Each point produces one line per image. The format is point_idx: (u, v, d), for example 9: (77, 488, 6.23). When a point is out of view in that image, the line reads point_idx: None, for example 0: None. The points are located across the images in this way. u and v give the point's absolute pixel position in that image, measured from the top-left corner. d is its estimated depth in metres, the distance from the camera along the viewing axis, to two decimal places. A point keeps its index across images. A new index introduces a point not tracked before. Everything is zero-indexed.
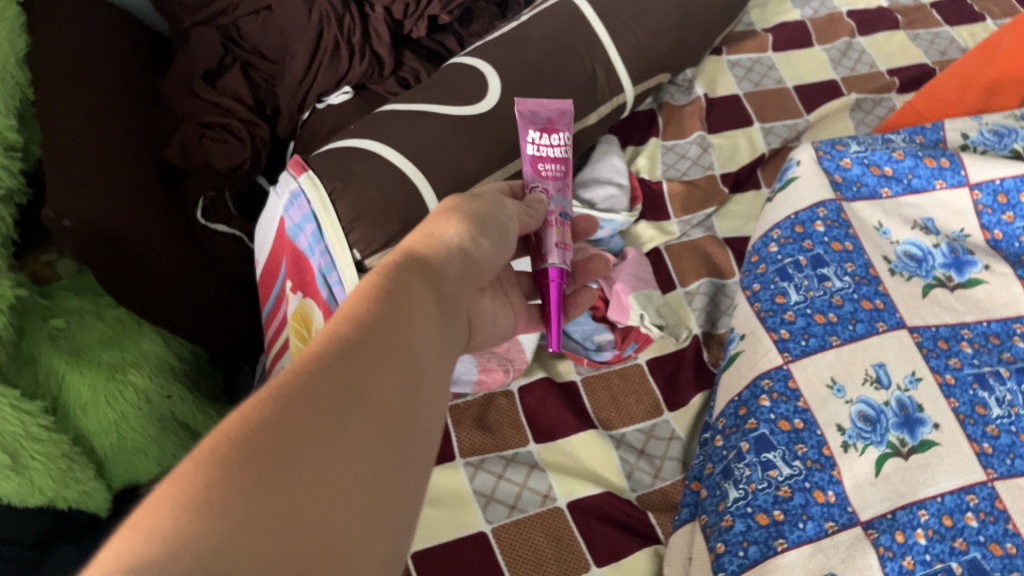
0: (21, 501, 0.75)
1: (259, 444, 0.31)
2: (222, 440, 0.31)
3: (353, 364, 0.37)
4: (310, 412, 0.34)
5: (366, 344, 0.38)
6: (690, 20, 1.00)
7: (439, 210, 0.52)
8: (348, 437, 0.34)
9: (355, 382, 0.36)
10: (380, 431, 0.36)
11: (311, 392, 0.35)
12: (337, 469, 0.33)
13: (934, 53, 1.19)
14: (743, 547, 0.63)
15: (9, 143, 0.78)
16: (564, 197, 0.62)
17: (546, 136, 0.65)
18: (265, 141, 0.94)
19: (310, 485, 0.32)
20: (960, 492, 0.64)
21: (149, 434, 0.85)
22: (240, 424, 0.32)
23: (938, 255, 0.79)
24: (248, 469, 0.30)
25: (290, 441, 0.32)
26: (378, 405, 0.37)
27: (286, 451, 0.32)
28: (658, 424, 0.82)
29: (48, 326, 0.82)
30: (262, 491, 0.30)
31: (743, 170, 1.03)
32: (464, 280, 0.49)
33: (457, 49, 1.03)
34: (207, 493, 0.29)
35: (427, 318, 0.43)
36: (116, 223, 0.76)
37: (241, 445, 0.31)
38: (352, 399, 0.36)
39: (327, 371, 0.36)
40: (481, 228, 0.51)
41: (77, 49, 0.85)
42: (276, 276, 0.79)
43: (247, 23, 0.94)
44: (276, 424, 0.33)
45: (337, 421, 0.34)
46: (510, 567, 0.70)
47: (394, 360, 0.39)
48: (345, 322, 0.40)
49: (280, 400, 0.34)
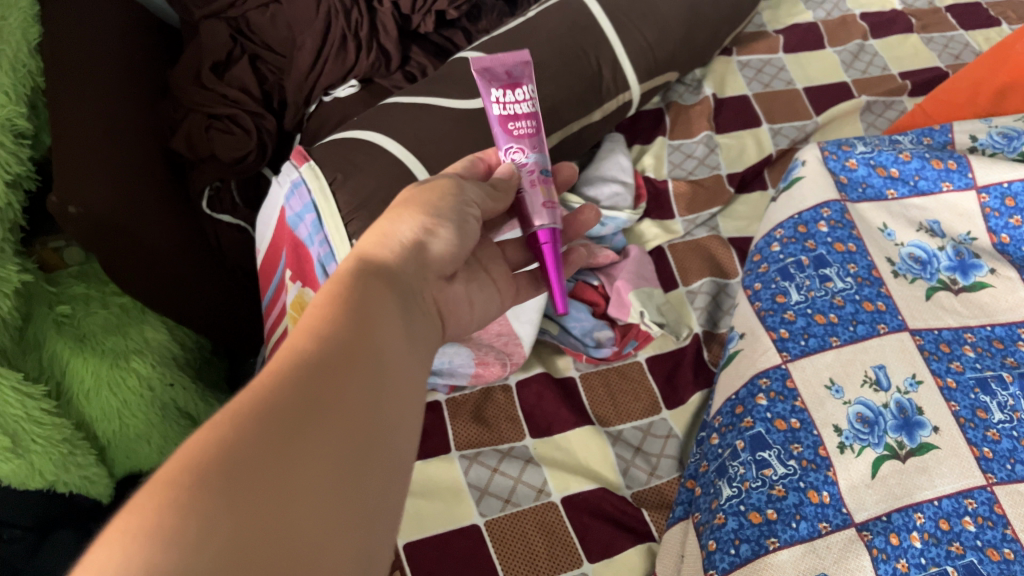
0: (21, 484, 0.75)
1: (218, 465, 0.31)
2: (176, 465, 0.31)
3: (311, 375, 0.37)
4: (267, 425, 0.33)
5: (325, 356, 0.38)
6: (698, 19, 1.00)
7: (393, 206, 0.51)
8: (310, 444, 0.34)
9: (314, 391, 0.36)
10: (345, 435, 0.36)
11: (267, 407, 0.34)
12: (299, 478, 0.32)
13: (948, 57, 1.18)
14: (734, 545, 0.63)
15: (19, 130, 0.79)
16: (541, 152, 0.62)
17: (510, 91, 0.61)
18: (271, 133, 0.94)
19: (270, 497, 0.31)
20: (958, 497, 0.63)
21: (150, 422, 0.86)
22: (193, 448, 0.32)
23: (943, 257, 0.78)
24: (203, 490, 0.30)
25: (247, 456, 0.32)
26: (342, 410, 0.36)
27: (242, 466, 0.31)
28: (655, 422, 0.81)
29: (54, 313, 0.82)
30: (219, 508, 0.30)
31: (750, 170, 1.03)
32: (420, 279, 0.49)
33: (464, 44, 1.04)
34: (158, 521, 0.28)
35: (392, 326, 0.43)
36: (121, 212, 0.77)
37: (193, 468, 0.31)
38: (311, 406, 0.35)
39: (283, 386, 0.36)
40: (434, 211, 0.51)
41: (84, 39, 0.85)
42: (277, 266, 0.80)
43: (257, 16, 0.95)
44: (232, 442, 0.32)
45: (297, 430, 0.34)
46: (501, 560, 0.70)
47: (357, 368, 0.39)
48: (304, 337, 0.39)
49: (235, 418, 0.33)
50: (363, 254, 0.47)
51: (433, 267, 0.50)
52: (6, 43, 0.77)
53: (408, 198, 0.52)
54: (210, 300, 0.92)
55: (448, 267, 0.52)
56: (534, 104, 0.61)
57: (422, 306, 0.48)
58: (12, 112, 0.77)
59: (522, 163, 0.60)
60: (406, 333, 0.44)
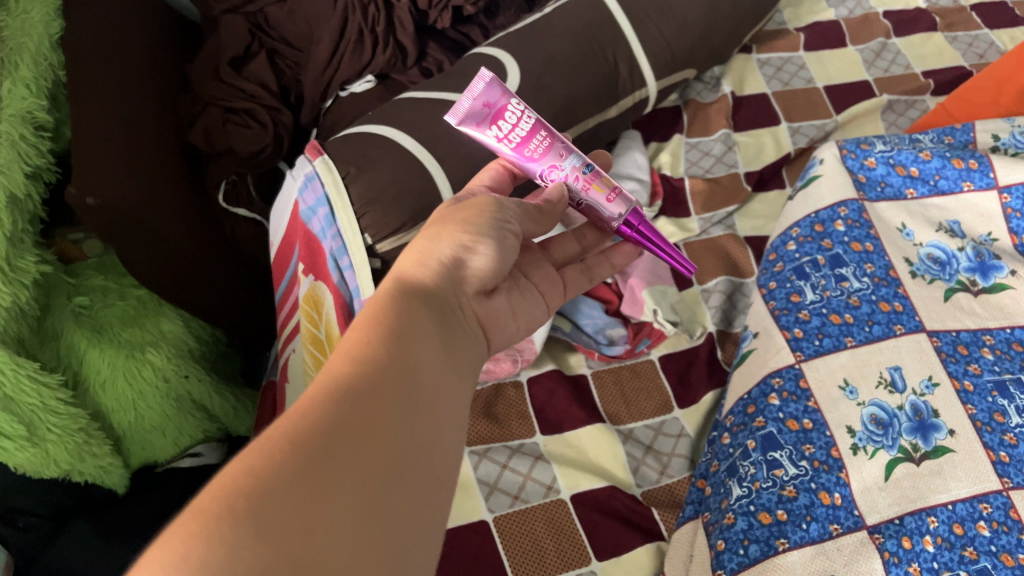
0: (36, 472, 0.76)
1: (254, 486, 0.30)
2: (209, 493, 0.30)
3: (344, 402, 0.36)
4: (299, 450, 0.32)
5: (360, 382, 0.37)
6: (717, 15, 0.99)
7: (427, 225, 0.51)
8: (341, 472, 0.33)
9: (347, 416, 0.35)
10: (375, 461, 0.34)
11: (300, 432, 0.33)
12: (329, 504, 0.31)
13: (972, 56, 1.17)
14: (743, 545, 0.62)
15: (39, 122, 0.80)
16: (570, 150, 0.58)
17: (503, 122, 0.56)
18: (287, 128, 0.95)
19: (302, 523, 0.30)
20: (973, 501, 0.62)
21: (166, 414, 0.87)
22: (228, 472, 0.31)
23: (962, 259, 0.77)
24: (234, 517, 0.29)
25: (280, 483, 0.31)
26: (374, 438, 0.35)
27: (274, 491, 0.30)
28: (667, 421, 0.81)
29: (72, 304, 0.84)
30: (249, 534, 0.28)
31: (768, 169, 1.02)
32: (456, 299, 0.48)
33: (481, 41, 1.04)
34: (187, 550, 0.27)
35: (426, 353, 0.42)
36: (139, 206, 0.78)
37: (228, 493, 0.29)
38: (343, 431, 0.34)
39: (317, 411, 0.35)
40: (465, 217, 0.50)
41: (107, 33, 0.86)
42: (290, 260, 0.80)
43: (274, 11, 0.94)
44: (265, 468, 0.31)
45: (330, 455, 0.33)
46: (509, 556, 0.70)
47: (391, 395, 0.38)
48: (340, 363, 0.39)
49: (267, 445, 0.32)
50: (396, 279, 0.47)
51: (471, 283, 0.49)
52: (28, 36, 0.80)
53: (442, 214, 0.52)
54: (224, 293, 0.93)
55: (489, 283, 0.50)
56: (531, 112, 0.56)
57: (456, 330, 0.47)
58: (33, 105, 0.78)
59: (562, 177, 0.58)
60: (439, 358, 0.43)
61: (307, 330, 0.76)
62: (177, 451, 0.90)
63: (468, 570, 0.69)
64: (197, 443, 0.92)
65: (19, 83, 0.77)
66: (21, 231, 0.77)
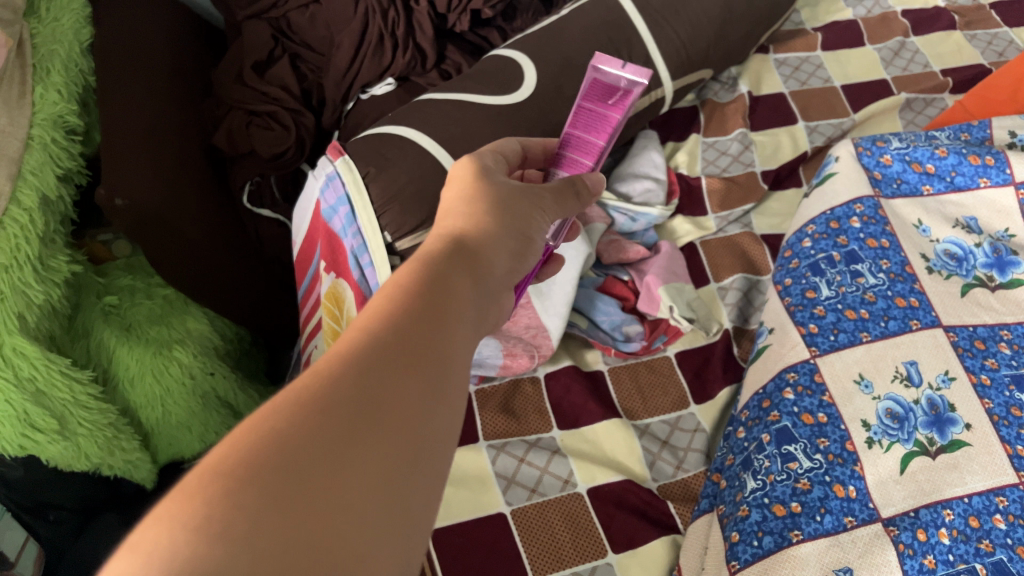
0: (68, 466, 0.78)
1: (264, 461, 0.28)
2: (225, 454, 0.28)
3: (371, 370, 0.34)
4: (318, 423, 0.30)
5: (387, 350, 0.35)
6: (732, 16, 1.00)
7: (460, 198, 0.48)
8: (360, 451, 0.31)
9: (373, 387, 0.33)
10: (399, 440, 0.32)
11: (324, 398, 0.32)
12: (346, 484, 0.29)
13: (991, 53, 1.17)
14: (757, 537, 0.63)
15: (70, 126, 0.83)
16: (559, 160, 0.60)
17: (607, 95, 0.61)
18: (309, 130, 0.97)
19: (317, 502, 0.28)
20: (988, 494, 0.62)
21: (192, 410, 0.89)
22: (239, 441, 0.29)
23: (979, 254, 0.77)
24: (240, 494, 0.27)
25: (296, 455, 0.29)
26: (399, 414, 0.33)
27: (291, 466, 0.28)
28: (684, 416, 0.82)
29: (101, 303, 0.86)
30: (264, 504, 0.27)
31: (785, 168, 1.03)
32: (499, 278, 0.46)
33: (500, 43, 1.05)
34: (209, 512, 0.26)
35: (461, 324, 0.40)
36: (165, 207, 0.80)
37: (249, 461, 0.28)
38: (367, 404, 0.32)
39: (343, 377, 0.33)
40: (484, 196, 0.48)
41: (133, 39, 0.89)
42: (312, 258, 0.82)
43: (296, 16, 0.98)
44: (286, 436, 0.29)
45: (348, 434, 0.31)
46: (527, 547, 0.71)
47: (421, 368, 0.35)
48: (369, 325, 0.36)
49: (284, 415, 0.30)
50: (432, 244, 0.44)
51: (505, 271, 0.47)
52: (59, 43, 0.83)
53: (474, 188, 0.49)
54: (250, 293, 0.95)
55: (518, 275, 0.48)
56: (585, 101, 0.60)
57: (492, 302, 0.44)
58: (65, 110, 0.81)
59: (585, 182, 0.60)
60: (473, 332, 0.41)
61: (329, 327, 0.78)
62: (203, 448, 0.92)
63: (486, 560, 0.70)
64: None
65: (50, 88, 0.80)
66: (52, 231, 0.80)
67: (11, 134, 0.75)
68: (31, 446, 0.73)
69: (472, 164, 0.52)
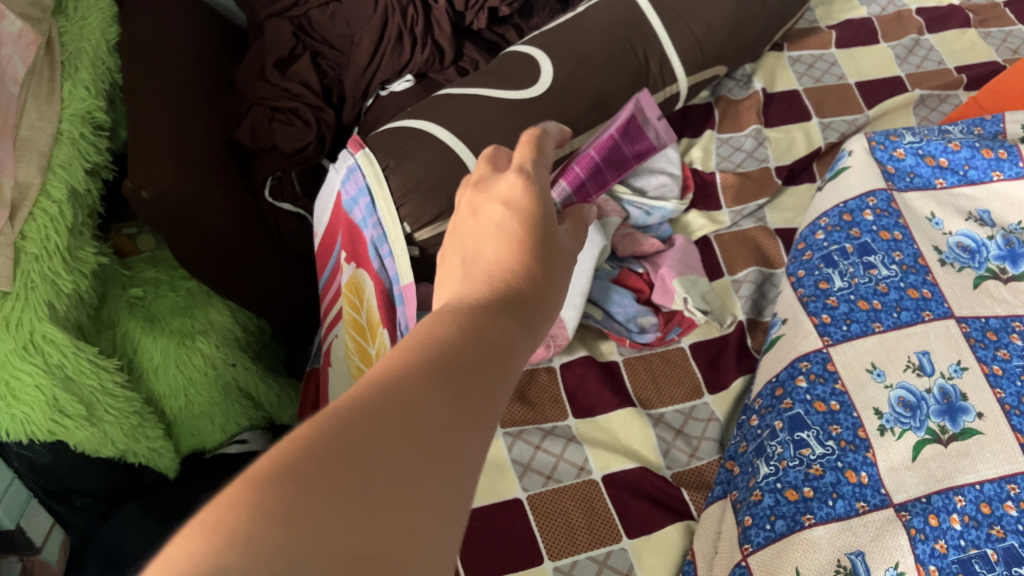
0: (95, 452, 0.79)
1: (315, 466, 0.26)
2: (276, 459, 0.26)
3: (423, 382, 0.32)
4: (376, 439, 0.28)
5: (439, 366, 0.33)
6: (747, 13, 1.01)
7: (512, 203, 0.44)
8: (408, 468, 0.29)
9: (432, 408, 0.31)
10: (451, 459, 0.30)
11: (380, 403, 0.30)
12: (399, 496, 0.27)
13: (1006, 51, 1.17)
14: (769, 521, 0.64)
15: (97, 122, 0.85)
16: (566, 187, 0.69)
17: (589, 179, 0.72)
18: (330, 126, 0.99)
19: (368, 514, 0.26)
20: (1000, 481, 0.63)
21: (213, 400, 0.91)
22: (294, 444, 0.27)
23: (992, 247, 0.77)
24: (294, 488, 0.25)
25: (344, 459, 0.27)
26: (449, 435, 0.31)
27: (345, 467, 0.27)
28: (697, 406, 0.83)
29: (127, 295, 0.88)
30: (315, 497, 0.25)
31: (799, 163, 1.04)
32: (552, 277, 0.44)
33: (516, 41, 1.07)
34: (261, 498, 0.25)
35: (515, 349, 0.38)
36: (192, 201, 0.81)
37: (300, 461, 0.26)
38: (423, 415, 0.30)
39: (397, 384, 0.31)
40: (532, 230, 0.44)
41: (159, 37, 0.91)
42: (333, 249, 0.84)
43: (318, 15, 1.00)
44: (342, 436, 0.28)
45: (404, 452, 0.29)
46: (543, 532, 0.72)
47: (475, 390, 0.33)
48: (426, 343, 0.34)
49: (342, 422, 0.28)
50: (480, 285, 0.41)
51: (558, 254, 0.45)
52: (86, 41, 0.85)
53: (526, 223, 0.44)
54: (272, 285, 0.96)
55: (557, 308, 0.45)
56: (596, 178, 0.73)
57: (542, 336, 0.42)
58: (92, 106, 0.83)
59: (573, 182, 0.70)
60: (525, 362, 0.39)
61: (350, 316, 0.81)
62: (225, 438, 0.94)
63: (501, 545, 0.71)
64: (243, 430, 0.96)
65: (79, 85, 0.82)
66: (81, 223, 0.82)
67: (40, 129, 0.77)
68: (60, 431, 0.74)
69: (524, 182, 0.45)
